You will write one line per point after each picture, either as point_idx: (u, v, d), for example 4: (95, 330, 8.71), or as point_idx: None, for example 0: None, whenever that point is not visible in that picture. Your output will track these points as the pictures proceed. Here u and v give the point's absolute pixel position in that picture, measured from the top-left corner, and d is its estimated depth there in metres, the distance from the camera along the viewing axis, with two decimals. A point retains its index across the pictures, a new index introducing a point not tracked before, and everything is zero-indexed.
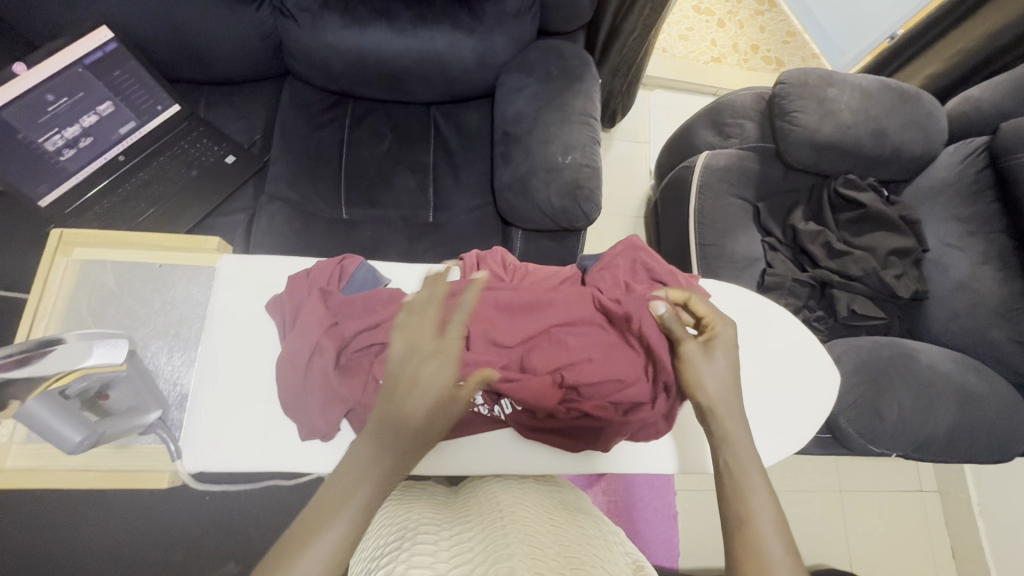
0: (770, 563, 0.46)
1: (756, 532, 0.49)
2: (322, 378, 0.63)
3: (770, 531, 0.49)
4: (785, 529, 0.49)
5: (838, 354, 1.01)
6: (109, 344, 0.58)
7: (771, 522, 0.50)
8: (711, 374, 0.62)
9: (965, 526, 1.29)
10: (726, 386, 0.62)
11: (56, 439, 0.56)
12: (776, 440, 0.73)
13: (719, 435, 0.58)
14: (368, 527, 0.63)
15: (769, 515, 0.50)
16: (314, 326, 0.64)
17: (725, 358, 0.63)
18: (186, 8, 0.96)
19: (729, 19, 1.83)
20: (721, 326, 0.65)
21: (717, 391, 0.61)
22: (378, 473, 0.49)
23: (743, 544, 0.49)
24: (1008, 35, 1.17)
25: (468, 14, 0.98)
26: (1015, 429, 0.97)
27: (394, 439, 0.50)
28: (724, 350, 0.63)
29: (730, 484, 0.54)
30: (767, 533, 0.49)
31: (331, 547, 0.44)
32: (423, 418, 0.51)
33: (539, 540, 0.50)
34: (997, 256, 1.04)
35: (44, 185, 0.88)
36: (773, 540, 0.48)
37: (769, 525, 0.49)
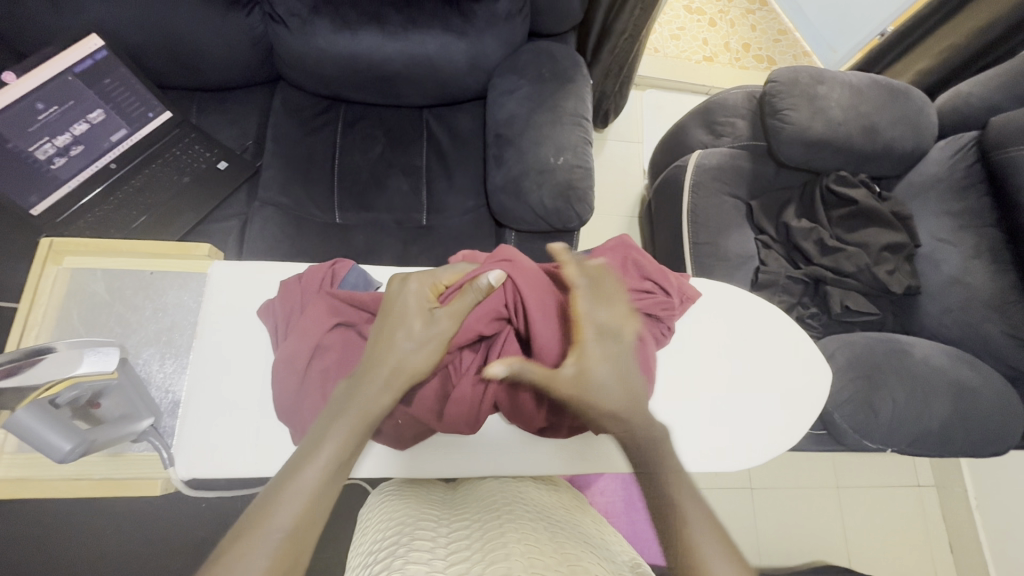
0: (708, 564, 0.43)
1: (689, 531, 0.44)
2: (323, 380, 0.63)
3: (700, 524, 0.45)
4: (716, 520, 0.45)
5: (831, 350, 1.02)
6: (100, 352, 0.58)
7: (703, 519, 0.45)
8: (598, 389, 0.54)
9: (962, 520, 1.30)
10: (616, 392, 0.54)
11: (45, 448, 0.56)
12: (771, 436, 0.73)
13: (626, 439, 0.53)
14: (366, 524, 0.63)
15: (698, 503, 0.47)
16: (316, 328, 0.64)
17: (607, 363, 0.54)
18: (176, 15, 0.96)
19: (721, 18, 1.84)
20: (592, 334, 0.55)
21: (619, 403, 0.54)
22: (363, 407, 0.50)
23: (677, 545, 0.44)
24: (997, 30, 1.17)
25: (459, 17, 0.99)
26: (1009, 422, 0.97)
27: (381, 376, 0.52)
28: (606, 357, 0.55)
29: (651, 479, 0.49)
30: (699, 528, 0.45)
31: (315, 471, 0.45)
32: (410, 358, 0.53)
33: (536, 539, 0.50)
34: (988, 250, 1.04)
35: (35, 194, 0.88)
36: (708, 539, 0.44)
37: (700, 515, 0.46)
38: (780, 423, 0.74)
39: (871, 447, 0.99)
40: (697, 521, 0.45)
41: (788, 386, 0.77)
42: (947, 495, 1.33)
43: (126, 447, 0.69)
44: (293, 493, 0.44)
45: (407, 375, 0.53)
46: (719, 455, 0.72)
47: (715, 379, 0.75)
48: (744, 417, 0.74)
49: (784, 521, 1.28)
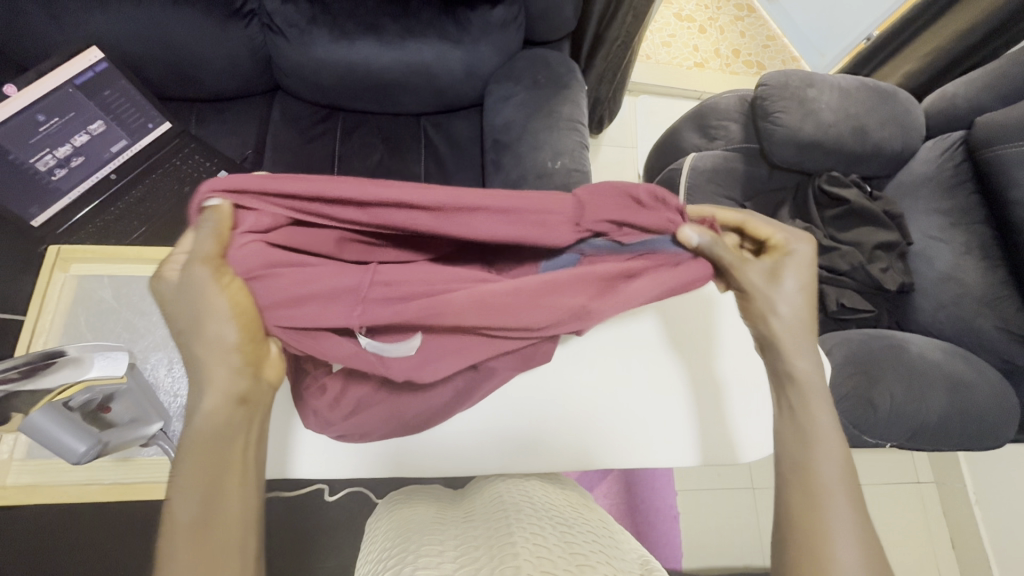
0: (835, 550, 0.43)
1: (816, 498, 0.45)
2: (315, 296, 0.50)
3: (840, 519, 0.44)
4: (858, 523, 0.44)
5: (828, 347, 1.03)
6: (110, 356, 0.57)
7: (846, 518, 0.44)
8: None
9: (961, 514, 1.31)
10: None
11: (60, 451, 0.57)
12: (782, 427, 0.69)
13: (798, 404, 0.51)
14: (375, 533, 0.63)
15: (845, 512, 0.45)
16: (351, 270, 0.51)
17: None
18: (175, 27, 0.97)
19: (710, 25, 1.88)
20: (794, 241, 0.56)
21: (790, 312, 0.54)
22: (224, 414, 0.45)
23: (807, 531, 0.44)
24: (977, 34, 1.21)
25: (455, 26, 1.00)
26: (1004, 414, 0.99)
27: (229, 385, 0.45)
28: (795, 264, 0.55)
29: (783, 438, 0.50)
30: (833, 522, 0.44)
31: (193, 507, 0.41)
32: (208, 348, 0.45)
33: (544, 538, 0.50)
34: (979, 247, 1.07)
35: (35, 206, 0.90)
36: (844, 534, 0.43)
37: (831, 486, 0.46)
38: None
39: (870, 442, 1.00)
40: (832, 494, 0.45)
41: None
42: (945, 490, 1.35)
43: (135, 451, 0.68)
44: (184, 503, 0.41)
45: (236, 361, 0.46)
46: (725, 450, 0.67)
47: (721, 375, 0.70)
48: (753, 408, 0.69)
49: None
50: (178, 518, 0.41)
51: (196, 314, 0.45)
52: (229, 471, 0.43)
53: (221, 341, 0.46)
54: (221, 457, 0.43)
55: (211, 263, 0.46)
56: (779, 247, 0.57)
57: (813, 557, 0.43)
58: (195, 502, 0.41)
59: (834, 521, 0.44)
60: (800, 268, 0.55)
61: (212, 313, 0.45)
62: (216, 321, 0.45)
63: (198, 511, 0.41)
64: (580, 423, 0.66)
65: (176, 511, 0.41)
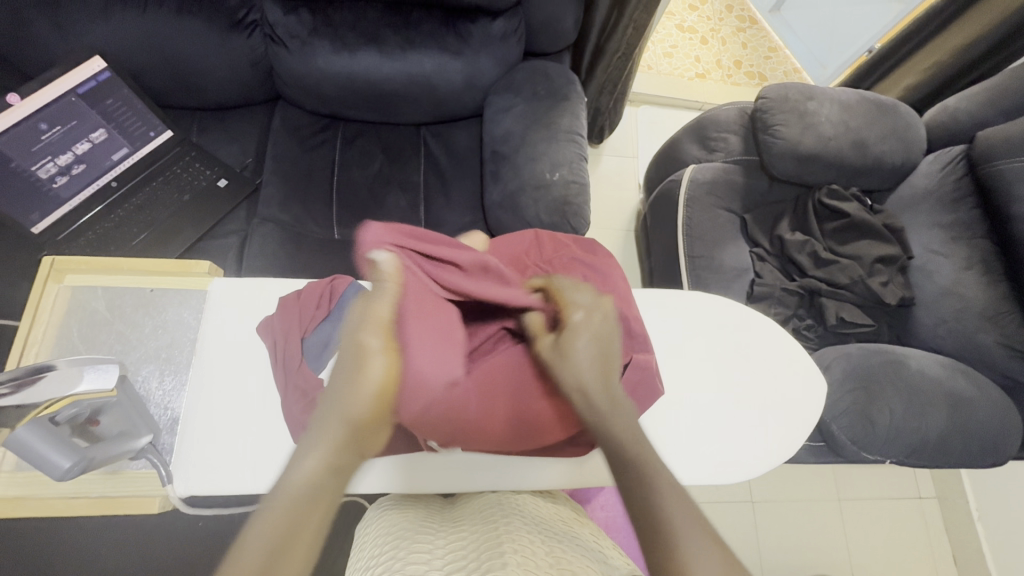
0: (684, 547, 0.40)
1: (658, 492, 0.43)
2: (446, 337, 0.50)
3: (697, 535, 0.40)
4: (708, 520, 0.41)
5: (827, 362, 1.02)
6: (99, 369, 0.58)
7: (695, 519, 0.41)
8: None
9: (965, 531, 1.29)
10: None
11: (44, 465, 0.55)
12: (767, 449, 0.68)
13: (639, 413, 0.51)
14: (363, 541, 0.62)
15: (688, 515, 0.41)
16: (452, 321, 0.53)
17: None
18: (178, 37, 0.98)
19: (712, 36, 1.89)
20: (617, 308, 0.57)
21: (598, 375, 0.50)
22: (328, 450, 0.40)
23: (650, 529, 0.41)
24: (979, 48, 1.21)
25: (455, 38, 1.01)
26: (1006, 431, 0.98)
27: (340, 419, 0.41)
28: (585, 331, 0.51)
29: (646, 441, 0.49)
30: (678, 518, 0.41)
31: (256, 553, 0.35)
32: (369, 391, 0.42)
33: (531, 551, 0.49)
34: (980, 262, 1.06)
35: (36, 213, 0.90)
36: (691, 534, 0.40)
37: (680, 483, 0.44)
38: (776, 435, 0.68)
39: (869, 459, 0.99)
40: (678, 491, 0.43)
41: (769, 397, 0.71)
42: (947, 506, 1.33)
43: (123, 464, 0.68)
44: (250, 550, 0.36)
45: (351, 415, 0.41)
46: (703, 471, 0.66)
47: (695, 394, 0.69)
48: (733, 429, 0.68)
49: (786, 533, 1.28)
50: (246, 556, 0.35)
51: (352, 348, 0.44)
52: (313, 519, 0.38)
53: (354, 388, 0.42)
54: (305, 509, 0.38)
55: (383, 328, 0.45)
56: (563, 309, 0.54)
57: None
58: (265, 553, 0.36)
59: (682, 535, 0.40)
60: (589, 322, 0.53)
61: (374, 361, 0.43)
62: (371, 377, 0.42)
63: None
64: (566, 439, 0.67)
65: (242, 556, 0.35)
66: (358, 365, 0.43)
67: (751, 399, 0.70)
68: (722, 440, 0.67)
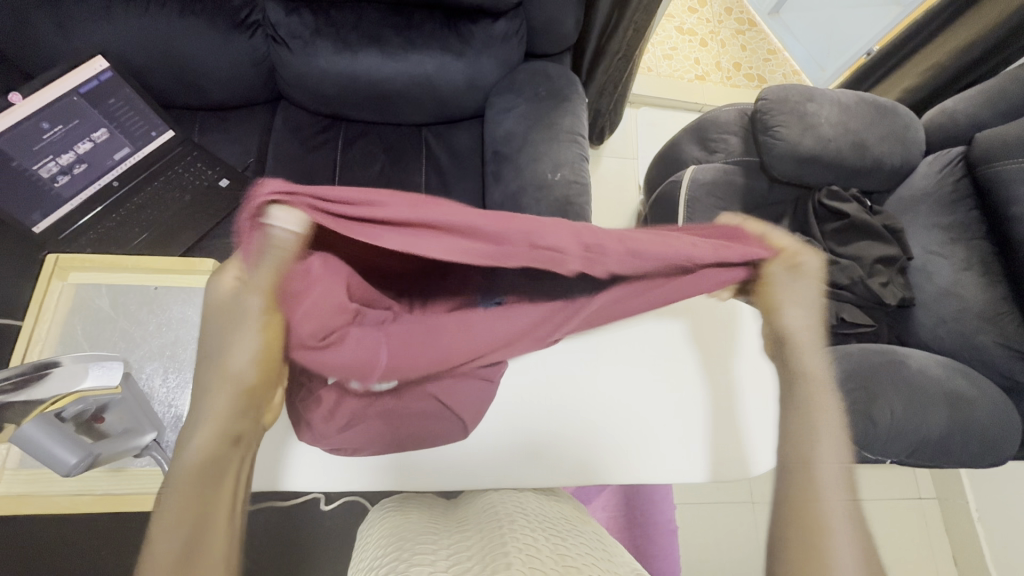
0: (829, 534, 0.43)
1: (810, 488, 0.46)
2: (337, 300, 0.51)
3: (836, 507, 0.45)
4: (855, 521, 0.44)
5: (827, 362, 1.02)
6: (104, 366, 0.57)
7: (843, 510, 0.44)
8: None
9: (965, 531, 1.29)
10: None
11: (51, 460, 0.57)
12: (759, 446, 0.70)
13: (804, 400, 0.53)
14: (367, 541, 0.62)
15: (842, 510, 0.44)
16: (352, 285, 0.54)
17: None
18: (180, 37, 0.98)
19: (712, 38, 1.90)
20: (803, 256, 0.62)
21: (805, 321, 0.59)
22: (223, 423, 0.47)
23: (795, 513, 0.45)
24: (977, 51, 1.22)
25: (457, 38, 1.02)
26: (1005, 431, 0.98)
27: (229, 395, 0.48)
28: (811, 278, 0.61)
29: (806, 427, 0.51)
30: (831, 513, 0.44)
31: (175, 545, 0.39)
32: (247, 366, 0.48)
33: (537, 550, 0.49)
34: (979, 262, 1.06)
35: (38, 212, 0.90)
36: (838, 534, 0.43)
37: (831, 479, 0.47)
38: (765, 433, 0.71)
39: (870, 459, 0.99)
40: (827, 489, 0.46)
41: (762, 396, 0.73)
42: (947, 507, 1.34)
43: (128, 462, 0.68)
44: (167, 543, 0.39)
45: (236, 387, 0.48)
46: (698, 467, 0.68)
47: (689, 392, 0.72)
48: (725, 426, 0.71)
49: None
50: (167, 547, 0.39)
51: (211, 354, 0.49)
52: (221, 491, 0.43)
53: (239, 362, 0.48)
54: (210, 482, 0.43)
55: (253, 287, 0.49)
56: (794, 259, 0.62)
57: (814, 543, 0.43)
58: (181, 536, 0.40)
59: (830, 508, 0.44)
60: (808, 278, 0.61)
61: (239, 350, 0.48)
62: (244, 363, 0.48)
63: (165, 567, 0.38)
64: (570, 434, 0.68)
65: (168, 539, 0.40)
66: (225, 341, 0.49)
67: (740, 398, 0.72)
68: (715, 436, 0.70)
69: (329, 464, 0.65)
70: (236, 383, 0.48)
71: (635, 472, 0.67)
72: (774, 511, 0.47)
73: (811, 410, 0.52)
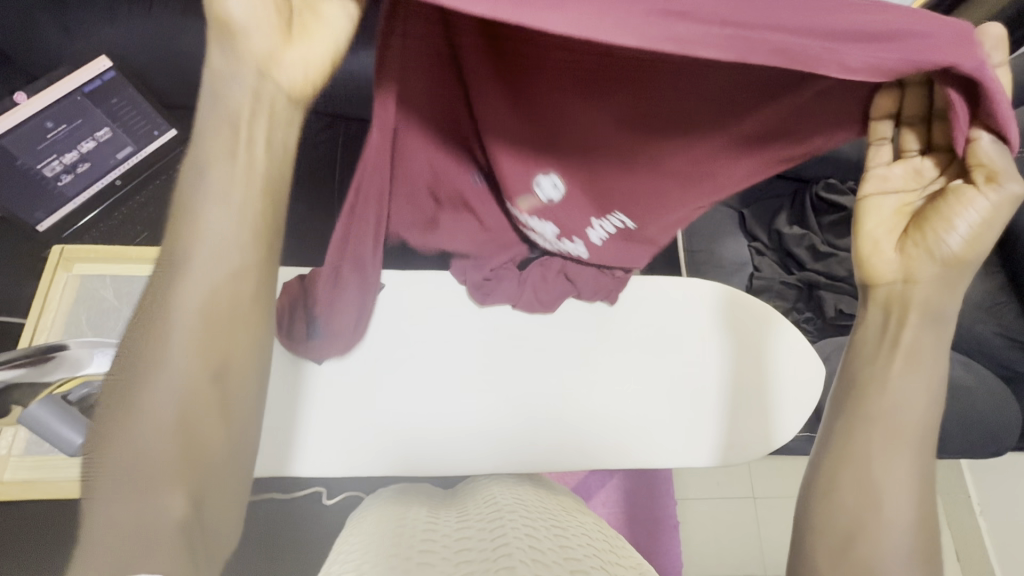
0: (881, 543, 0.45)
1: (862, 497, 0.46)
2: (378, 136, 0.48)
3: (896, 523, 0.45)
4: (917, 527, 0.45)
5: (826, 353, 1.02)
6: (109, 353, 0.58)
7: (902, 516, 0.46)
8: None
9: (968, 525, 1.30)
10: None
11: (59, 442, 0.57)
12: (754, 431, 0.69)
13: (879, 387, 0.48)
14: (358, 525, 0.62)
15: (901, 518, 0.46)
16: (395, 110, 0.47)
17: None
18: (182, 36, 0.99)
19: None
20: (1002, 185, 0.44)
21: (969, 250, 0.46)
22: (204, 324, 0.41)
23: (846, 526, 0.46)
24: None
25: None
26: (1005, 422, 0.99)
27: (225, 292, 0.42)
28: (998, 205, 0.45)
29: (873, 426, 0.48)
30: (890, 525, 0.45)
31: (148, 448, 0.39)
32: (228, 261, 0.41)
33: (538, 539, 0.50)
34: None
35: (41, 211, 0.92)
36: (889, 549, 0.45)
37: (894, 485, 0.46)
38: (764, 416, 0.69)
39: None
40: (890, 496, 0.46)
41: (763, 382, 0.71)
42: (950, 501, 1.34)
43: None
44: (140, 436, 0.39)
45: (224, 295, 0.42)
46: (690, 454, 0.67)
47: (684, 379, 0.70)
48: (721, 412, 0.69)
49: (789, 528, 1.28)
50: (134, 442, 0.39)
51: (191, 207, 0.41)
52: (206, 398, 0.41)
53: (226, 255, 0.41)
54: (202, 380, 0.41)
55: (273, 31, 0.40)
56: (994, 178, 0.44)
57: (863, 512, 0.46)
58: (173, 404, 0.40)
59: (884, 472, 0.47)
60: (1013, 203, 0.45)
61: (215, 218, 0.41)
62: (225, 244, 0.41)
63: (156, 436, 0.39)
64: (566, 424, 0.67)
65: (154, 409, 0.40)
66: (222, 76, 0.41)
67: (738, 383, 0.70)
68: (708, 423, 0.68)
69: (324, 457, 0.63)
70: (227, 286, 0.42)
71: (628, 458, 0.67)
72: (814, 473, 0.50)
73: (918, 353, 0.48)
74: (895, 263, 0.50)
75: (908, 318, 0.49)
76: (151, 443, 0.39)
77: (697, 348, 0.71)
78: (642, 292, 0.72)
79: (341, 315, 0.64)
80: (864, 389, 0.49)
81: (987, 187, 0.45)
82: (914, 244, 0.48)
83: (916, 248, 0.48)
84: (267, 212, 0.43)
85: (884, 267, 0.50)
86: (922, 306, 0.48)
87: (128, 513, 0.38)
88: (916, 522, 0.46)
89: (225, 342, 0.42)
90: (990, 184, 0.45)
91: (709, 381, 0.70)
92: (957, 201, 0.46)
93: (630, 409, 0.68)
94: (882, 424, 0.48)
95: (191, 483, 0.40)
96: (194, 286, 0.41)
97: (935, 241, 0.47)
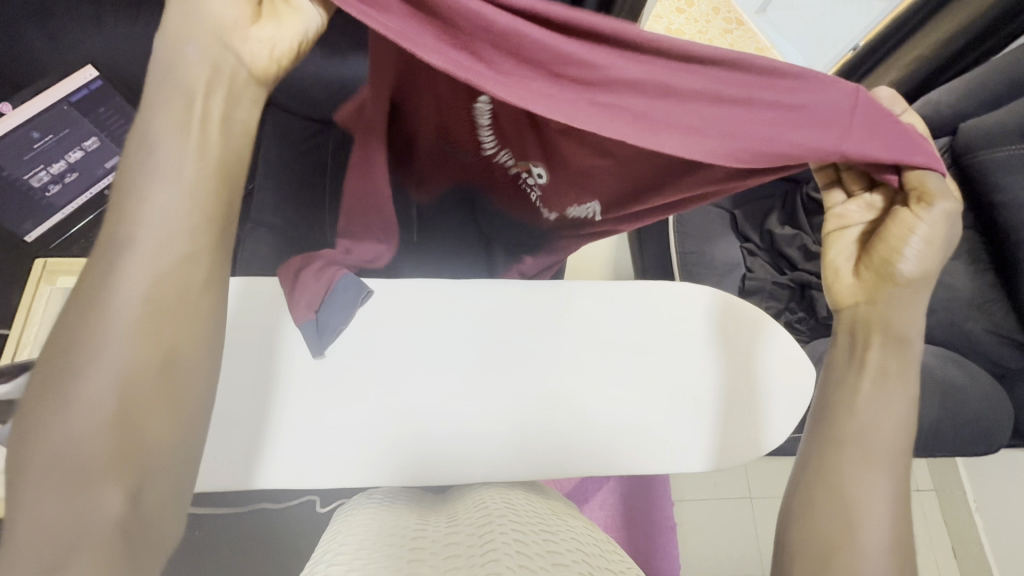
0: (861, 558, 0.45)
1: (841, 516, 0.47)
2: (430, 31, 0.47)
3: (874, 537, 0.46)
4: (896, 541, 0.46)
5: (818, 352, 1.02)
6: None
7: (882, 532, 0.46)
8: None
9: (964, 522, 1.30)
10: None
11: None
12: (745, 433, 0.69)
13: (845, 411, 0.51)
14: (342, 530, 0.60)
15: (880, 534, 0.46)
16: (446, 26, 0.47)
17: None
18: None
19: (700, 38, 1.91)
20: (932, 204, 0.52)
21: (920, 271, 0.52)
22: (148, 314, 0.39)
23: (829, 543, 0.47)
24: (962, 41, 1.23)
25: None
26: (998, 418, 0.99)
27: (165, 282, 0.40)
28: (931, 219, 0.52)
29: (844, 448, 0.50)
30: (871, 543, 0.46)
31: (75, 437, 0.36)
32: (172, 246, 0.40)
33: (526, 545, 0.49)
34: (968, 250, 1.07)
35: (29, 221, 0.92)
36: (869, 561, 0.45)
37: (870, 501, 0.47)
38: (754, 419, 0.70)
39: None
40: (869, 512, 0.47)
41: (760, 384, 0.71)
42: (946, 499, 1.34)
43: None
44: (71, 424, 0.36)
45: (170, 283, 0.40)
46: (684, 459, 0.67)
47: (678, 383, 0.69)
48: (714, 416, 0.69)
49: None
50: (63, 433, 0.36)
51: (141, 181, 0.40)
52: (147, 389, 0.38)
53: (169, 238, 0.40)
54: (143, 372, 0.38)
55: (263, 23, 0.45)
56: (926, 198, 0.52)
57: (838, 530, 0.47)
58: (96, 406, 0.37)
59: (858, 493, 0.48)
60: (947, 219, 0.52)
61: (160, 195, 0.40)
62: (178, 222, 0.40)
63: (89, 431, 0.36)
64: (561, 431, 0.66)
65: (91, 395, 0.37)
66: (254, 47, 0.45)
67: (730, 387, 0.70)
68: (700, 427, 0.68)
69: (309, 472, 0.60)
70: (173, 277, 0.40)
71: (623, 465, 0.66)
72: (793, 494, 0.51)
73: (888, 377, 0.51)
74: (856, 288, 0.56)
75: (872, 344, 0.53)
76: (84, 430, 0.36)
77: (696, 351, 0.71)
78: (637, 292, 0.73)
79: (334, 315, 0.63)
80: (832, 412, 0.52)
81: (919, 207, 0.52)
82: (868, 270, 0.55)
83: (871, 274, 0.55)
84: (219, 196, 0.42)
85: (848, 294, 0.56)
86: (887, 330, 0.52)
87: (68, 513, 0.35)
88: (891, 543, 0.46)
89: (170, 334, 0.40)
90: (922, 204, 0.52)
91: (702, 385, 0.70)
92: (899, 223, 0.53)
93: (624, 414, 0.67)
94: (853, 444, 0.50)
95: (127, 476, 0.36)
96: (143, 265, 0.39)
97: (890, 265, 0.53)
